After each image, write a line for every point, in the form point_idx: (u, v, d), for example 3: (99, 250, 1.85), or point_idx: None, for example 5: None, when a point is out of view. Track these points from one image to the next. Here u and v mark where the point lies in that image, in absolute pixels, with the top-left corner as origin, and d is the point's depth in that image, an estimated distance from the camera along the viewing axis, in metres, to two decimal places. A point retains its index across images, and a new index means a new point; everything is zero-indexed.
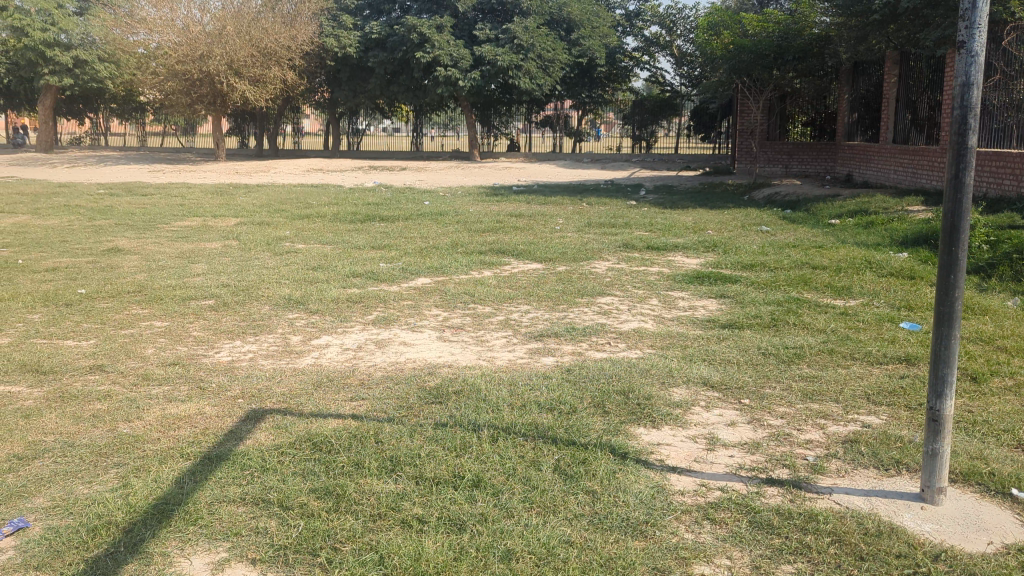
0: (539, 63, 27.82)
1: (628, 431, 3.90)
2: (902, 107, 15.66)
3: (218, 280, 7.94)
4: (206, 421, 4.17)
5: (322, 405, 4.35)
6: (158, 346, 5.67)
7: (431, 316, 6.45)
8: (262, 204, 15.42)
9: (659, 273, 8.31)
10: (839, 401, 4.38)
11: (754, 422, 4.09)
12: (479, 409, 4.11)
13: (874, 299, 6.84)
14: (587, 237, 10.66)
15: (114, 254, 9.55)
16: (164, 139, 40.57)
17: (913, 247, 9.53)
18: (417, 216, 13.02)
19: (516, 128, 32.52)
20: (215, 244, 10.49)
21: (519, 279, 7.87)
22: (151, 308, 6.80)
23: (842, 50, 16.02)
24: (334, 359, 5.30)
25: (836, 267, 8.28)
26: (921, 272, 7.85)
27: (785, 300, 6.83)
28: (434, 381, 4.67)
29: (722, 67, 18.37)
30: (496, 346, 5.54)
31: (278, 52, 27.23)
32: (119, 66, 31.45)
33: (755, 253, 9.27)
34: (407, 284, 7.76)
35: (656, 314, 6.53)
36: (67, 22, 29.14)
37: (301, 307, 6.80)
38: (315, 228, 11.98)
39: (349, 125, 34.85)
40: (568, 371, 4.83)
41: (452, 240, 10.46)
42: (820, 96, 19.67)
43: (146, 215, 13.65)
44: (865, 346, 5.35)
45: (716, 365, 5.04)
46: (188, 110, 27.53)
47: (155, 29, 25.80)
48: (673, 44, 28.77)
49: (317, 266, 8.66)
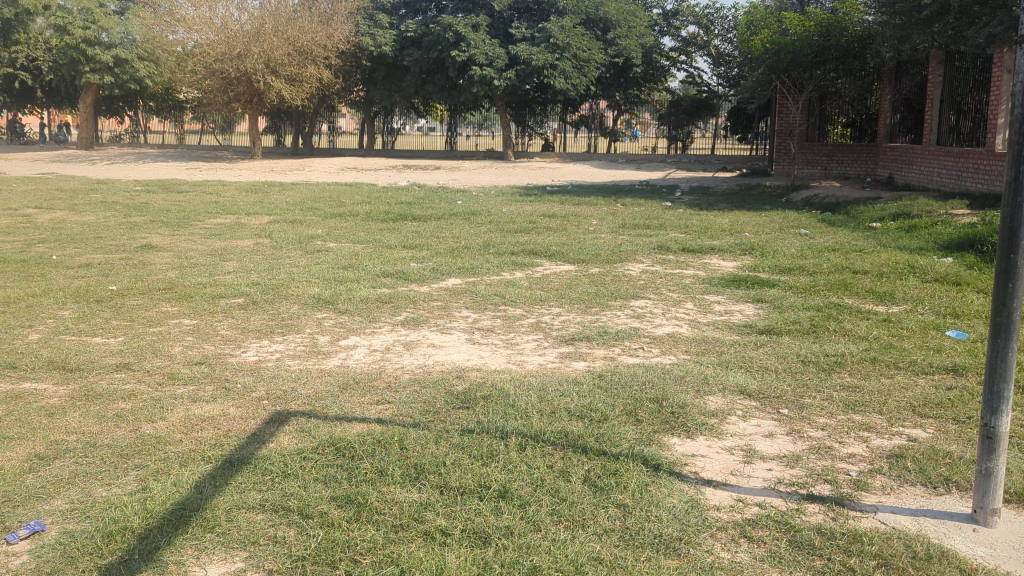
0: (574, 62, 27.65)
1: (660, 441, 3.74)
2: (947, 107, 15.21)
3: (248, 278, 7.94)
4: (229, 422, 4.12)
5: (346, 408, 4.26)
6: (186, 344, 5.66)
7: (461, 318, 6.35)
8: (296, 203, 15.50)
9: (694, 276, 8.12)
10: (883, 413, 4.16)
11: (793, 434, 3.90)
12: (506, 415, 3.99)
13: (919, 305, 6.57)
14: (620, 239, 10.49)
15: (147, 251, 9.62)
16: (202, 137, 41.13)
17: (959, 251, 9.20)
18: (449, 216, 12.96)
19: (551, 129, 32.35)
20: (248, 242, 10.53)
21: (551, 281, 7.74)
22: (181, 306, 6.81)
23: (884, 49, 15.63)
24: (361, 360, 5.22)
25: (879, 271, 8.01)
26: (969, 277, 7.55)
27: (826, 305, 6.60)
28: (460, 385, 4.56)
29: (760, 66, 18.04)
30: (526, 350, 5.41)
31: (314, 51, 27.42)
32: (159, 65, 31.91)
33: (793, 257, 9.03)
34: (437, 285, 7.68)
35: (691, 318, 6.35)
36: (108, 21, 29.67)
37: (330, 307, 6.76)
38: (347, 226, 11.98)
39: (383, 124, 34.97)
40: (600, 377, 4.69)
41: (484, 240, 10.36)
42: (861, 96, 19.23)
43: (181, 212, 13.77)
44: (910, 355, 5.12)
45: (753, 373, 4.86)
46: (225, 108, 27.83)
47: (194, 28, 26.15)
48: (711, 43, 28.40)
49: (348, 265, 8.62)
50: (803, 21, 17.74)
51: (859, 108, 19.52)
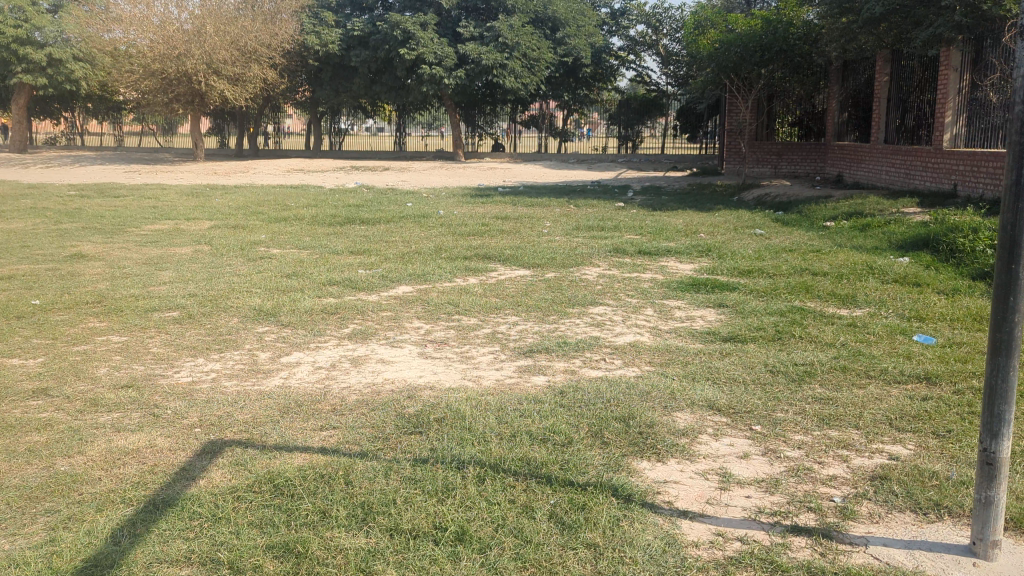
0: (524, 61, 27.44)
1: (629, 467, 3.47)
2: (894, 106, 15.38)
3: (184, 289, 7.44)
4: (156, 456, 3.70)
5: (287, 436, 3.89)
6: (112, 365, 5.18)
7: (413, 329, 6.01)
8: (240, 206, 14.89)
9: (653, 280, 7.90)
10: (860, 428, 3.98)
11: (769, 454, 3.68)
12: (462, 441, 3.68)
13: (882, 308, 6.46)
14: (575, 242, 10.25)
15: (77, 261, 9.00)
16: (142, 139, 39.77)
17: (914, 250, 9.21)
18: (400, 219, 12.56)
19: (501, 129, 32.08)
20: (186, 249, 10.00)
21: (506, 287, 7.43)
22: (110, 322, 6.30)
23: (832, 48, 15.74)
24: (305, 379, 4.85)
25: (838, 273, 7.91)
26: (926, 278, 7.51)
27: (788, 310, 6.44)
28: (413, 407, 4.23)
29: (709, 66, 18.05)
30: (482, 364, 5.10)
31: (258, 51, 26.64)
32: (95, 65, 30.69)
33: (751, 258, 8.89)
34: (387, 293, 7.32)
35: (653, 326, 6.11)
36: (41, 20, 28.41)
37: (272, 319, 6.33)
38: (293, 232, 11.48)
39: (331, 124, 34.30)
40: (561, 394, 4.40)
41: (436, 245, 10.00)
42: (808, 96, 19.41)
43: (116, 219, 13.07)
44: (880, 363, 4.96)
45: (721, 386, 4.63)
46: (164, 109, 26.82)
47: (131, 26, 25.12)
48: (660, 43, 28.50)
49: (292, 274, 8.19)
50: (750, 21, 17.83)
51: (804, 106, 19.71)
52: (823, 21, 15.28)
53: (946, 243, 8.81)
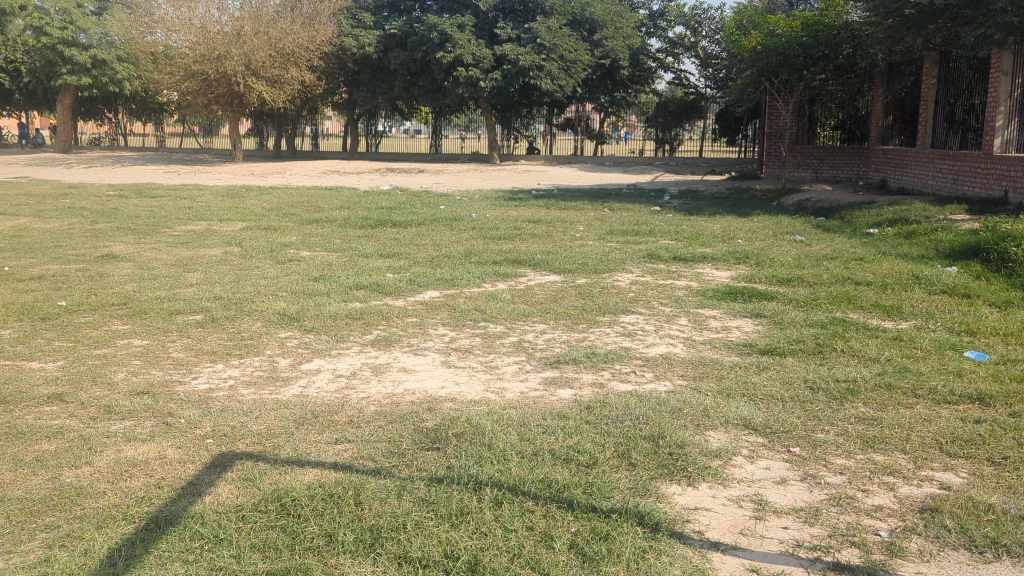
0: (561, 63, 27.25)
1: (656, 491, 3.25)
2: (942, 109, 14.86)
3: (210, 292, 7.38)
4: (164, 468, 3.58)
5: (299, 450, 3.74)
6: (130, 370, 5.09)
7: (437, 337, 5.84)
8: (273, 207, 14.93)
9: (688, 287, 7.63)
10: (907, 452, 3.70)
11: (809, 480, 3.42)
12: (480, 459, 3.49)
13: (930, 321, 6.12)
14: (608, 247, 10.00)
15: (107, 262, 9.04)
16: (182, 139, 40.42)
17: (962, 259, 8.82)
18: (431, 221, 12.44)
19: (537, 131, 31.91)
20: (216, 250, 9.99)
21: (535, 293, 7.24)
22: (133, 325, 6.24)
23: (876, 49, 15.26)
24: (323, 389, 4.70)
25: (883, 283, 7.56)
26: (977, 289, 7.15)
27: (830, 321, 6.14)
28: (432, 420, 4.05)
29: (749, 67, 17.64)
30: (506, 375, 4.91)
31: (297, 52, 26.76)
32: (138, 66, 31.18)
33: (791, 266, 8.57)
34: (413, 298, 7.18)
35: (686, 337, 5.86)
36: (86, 22, 28.96)
37: (295, 324, 6.21)
38: (323, 233, 11.44)
39: (367, 126, 34.48)
40: (588, 409, 4.19)
41: (465, 248, 9.85)
42: (850, 98, 18.90)
43: (150, 219, 13.16)
44: (929, 381, 4.65)
45: (757, 403, 4.37)
46: (204, 111, 27.12)
47: (172, 29, 25.46)
48: (698, 44, 28.08)
49: (319, 277, 8.09)
50: (791, 22, 17.41)
51: (847, 109, 19.18)
52: (867, 22, 14.84)
53: (998, 252, 8.42)
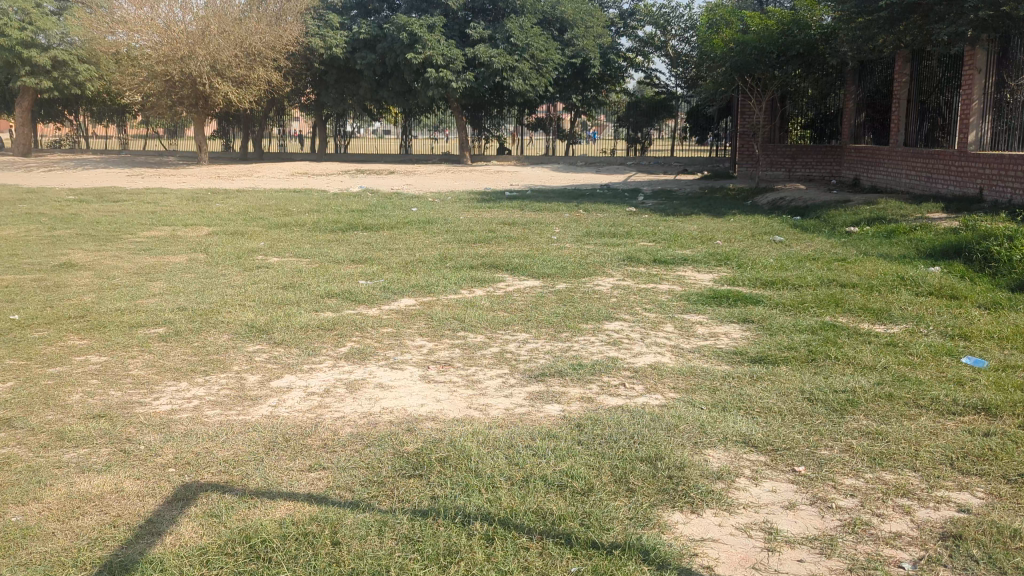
0: (533, 63, 27.05)
1: (658, 521, 3.03)
2: (914, 107, 14.86)
3: (175, 303, 7.01)
4: (121, 504, 3.25)
5: (270, 479, 3.44)
6: (86, 390, 4.73)
7: (415, 348, 5.57)
8: (240, 212, 14.51)
9: (670, 291, 7.43)
10: (917, 470, 3.51)
11: (819, 504, 3.22)
12: (468, 489, 3.24)
13: (921, 325, 5.99)
14: (586, 250, 9.79)
15: (64, 271, 8.63)
16: (146, 141, 39.55)
17: (943, 259, 8.73)
18: (404, 225, 12.18)
19: (508, 131, 31.63)
20: (180, 257, 9.61)
21: (515, 300, 6.98)
22: (92, 339, 5.87)
23: (849, 47, 15.23)
24: (295, 409, 4.39)
25: (868, 284, 7.43)
26: (964, 290, 7.04)
27: (820, 327, 5.95)
28: (412, 443, 3.77)
29: (722, 67, 17.53)
30: (490, 391, 4.63)
31: (264, 52, 26.23)
32: (100, 67, 30.45)
33: (773, 268, 8.41)
34: (388, 306, 6.89)
35: (674, 345, 5.64)
36: (45, 22, 28.19)
37: (264, 337, 5.88)
38: (293, 238, 11.10)
39: (336, 126, 33.99)
40: (579, 428, 3.94)
41: (440, 252, 9.57)
42: (822, 97, 18.92)
43: (112, 224, 12.68)
44: (930, 391, 4.48)
45: (755, 418, 4.15)
46: (168, 112, 26.47)
47: (134, 29, 24.84)
48: (669, 44, 28.04)
49: (288, 285, 7.77)
50: (764, 20, 17.34)
51: (817, 108, 19.19)
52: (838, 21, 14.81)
53: (980, 251, 8.34)
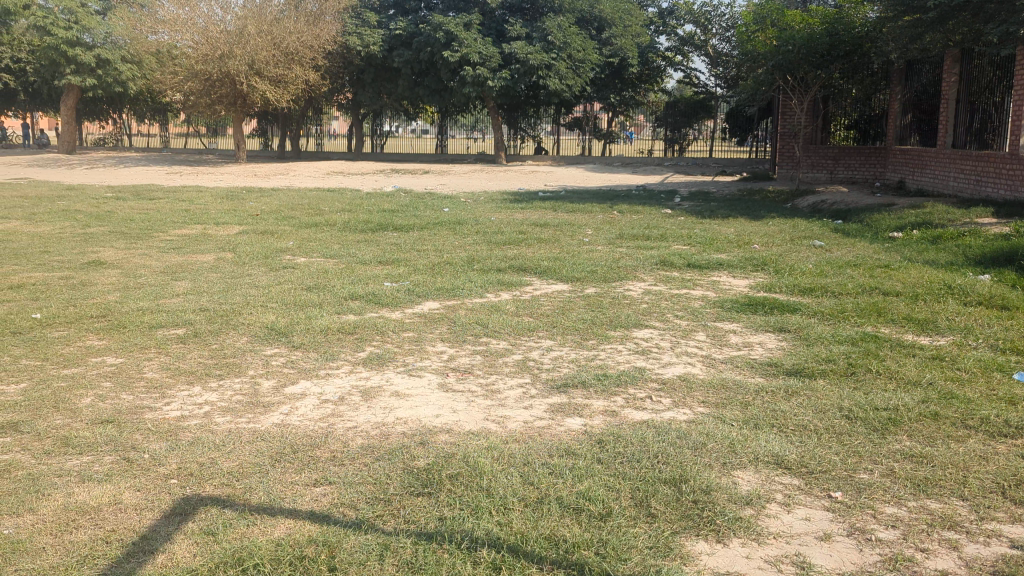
0: (570, 63, 26.84)
1: (680, 552, 2.81)
2: (964, 107, 14.30)
3: (197, 303, 6.96)
4: (117, 517, 3.13)
5: (273, 494, 3.28)
6: (98, 394, 4.64)
7: (435, 354, 5.40)
8: (272, 210, 14.49)
9: (703, 298, 7.17)
10: (965, 499, 3.24)
11: (857, 535, 2.97)
12: (478, 510, 3.06)
13: (970, 338, 5.64)
14: (617, 253, 9.55)
15: (92, 269, 8.65)
16: (187, 140, 40.11)
17: (994, 267, 8.31)
18: (434, 225, 12.04)
19: (544, 131, 31.39)
20: (208, 256, 9.57)
21: (542, 305, 6.78)
22: (110, 340, 5.80)
23: (896, 46, 14.73)
24: (307, 417, 4.25)
25: (913, 293, 7.08)
26: (1016, 300, 6.65)
27: (860, 338, 5.65)
28: (423, 458, 3.59)
29: (764, 66, 17.10)
30: (509, 402, 4.44)
31: (301, 52, 26.38)
32: (142, 66, 30.86)
33: (812, 274, 8.07)
34: (412, 310, 6.74)
35: (705, 355, 5.39)
36: (90, 21, 28.69)
37: (283, 340, 5.76)
38: (322, 238, 11.02)
39: (373, 126, 34.12)
40: (600, 444, 3.73)
41: (469, 254, 9.39)
42: (866, 97, 18.36)
43: (145, 222, 12.73)
44: (979, 410, 4.18)
45: (789, 437, 3.89)
46: (207, 111, 26.69)
47: (175, 29, 25.15)
48: (708, 43, 27.58)
49: (313, 286, 7.66)
50: (808, 18, 16.91)
51: (862, 109, 18.64)
52: (883, 19, 14.35)
53: None
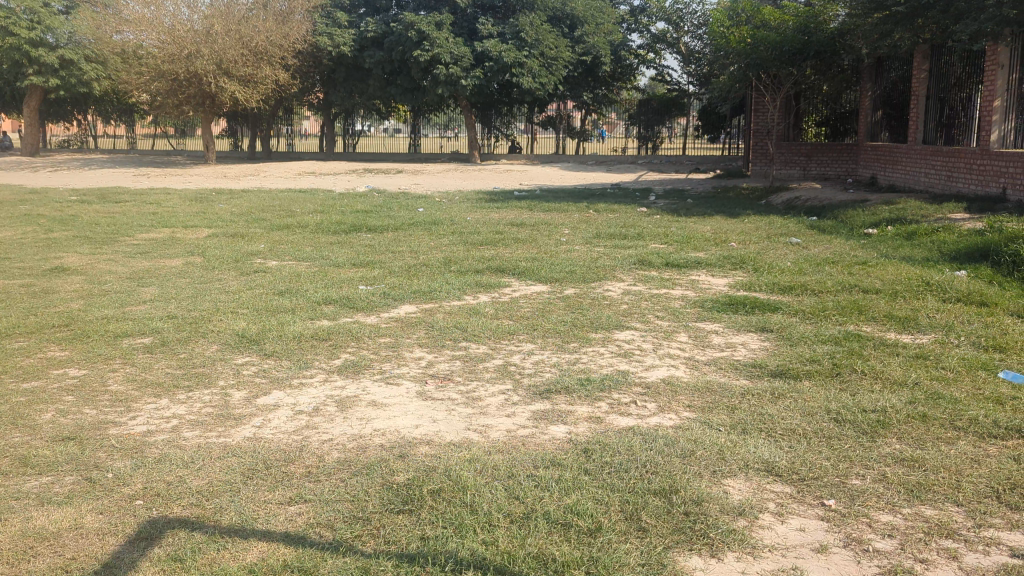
0: (542, 60, 26.74)
1: (674, 569, 2.70)
2: (934, 104, 14.42)
3: (165, 310, 6.73)
4: (79, 544, 2.95)
5: (244, 515, 3.12)
6: (59, 409, 4.42)
7: (413, 361, 5.24)
8: (243, 213, 14.20)
9: (683, 297, 7.09)
10: (960, 504, 3.17)
11: (854, 546, 2.88)
12: (462, 529, 2.93)
13: (952, 336, 5.61)
14: (595, 253, 9.45)
15: (55, 275, 8.37)
16: (155, 141, 39.42)
17: (970, 262, 8.33)
18: (409, 225, 11.86)
19: (517, 129, 31.27)
20: (176, 261, 9.32)
21: (521, 307, 6.65)
22: (73, 351, 5.57)
23: (867, 44, 14.81)
24: (280, 430, 4.08)
25: (893, 290, 7.05)
26: (994, 296, 6.66)
27: (843, 337, 5.59)
28: (403, 472, 3.44)
29: (737, 63, 17.11)
30: (491, 410, 4.30)
31: (270, 51, 25.97)
32: (107, 66, 30.19)
33: (791, 272, 8.03)
34: (388, 314, 6.58)
35: (688, 357, 5.30)
36: (53, 21, 28.04)
37: (254, 348, 5.56)
38: (294, 240, 10.81)
39: (345, 125, 33.77)
40: (586, 454, 3.60)
41: (445, 256, 9.23)
42: (838, 94, 18.47)
43: (111, 226, 12.41)
44: (967, 410, 4.12)
45: (778, 442, 3.80)
46: (175, 111, 26.18)
47: (141, 28, 24.64)
48: (681, 41, 27.66)
49: (285, 291, 7.45)
50: (781, 15, 16.97)
51: (833, 106, 18.76)
52: (854, 16, 14.42)
53: (1009, 254, 7.95)
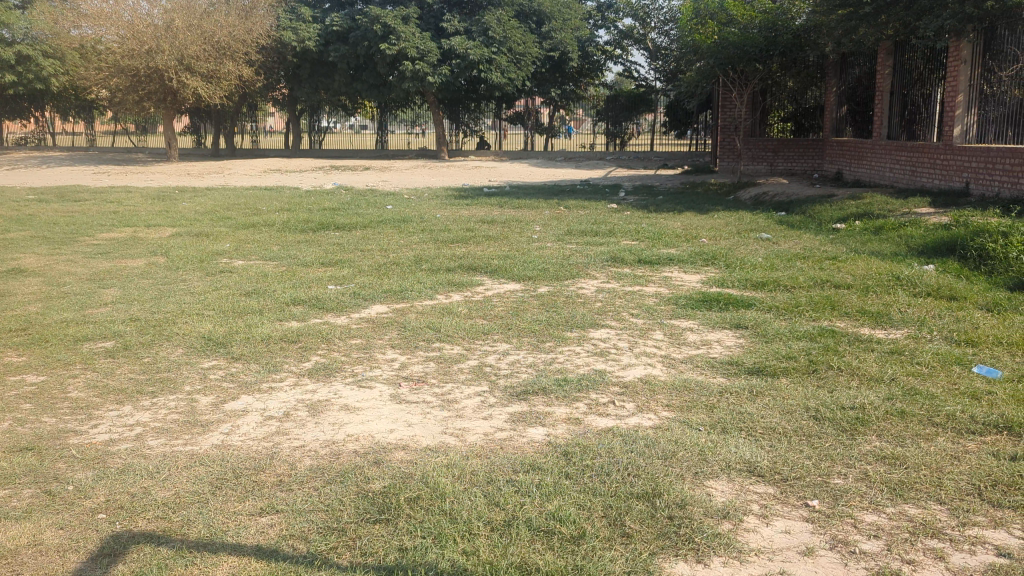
0: (510, 56, 26.63)
1: None
2: (897, 100, 14.59)
3: (127, 312, 6.53)
4: (37, 562, 2.80)
5: (213, 527, 2.99)
6: (16, 418, 4.23)
7: (385, 362, 5.13)
8: (207, 211, 13.92)
9: (657, 294, 7.05)
10: (943, 502, 3.15)
11: (840, 548, 2.84)
12: (441, 538, 2.84)
13: (923, 331, 5.64)
14: (567, 250, 9.39)
15: (11, 277, 8.09)
16: (115, 138, 38.56)
17: (937, 256, 8.42)
18: (378, 223, 11.69)
19: (485, 125, 31.11)
20: (139, 261, 9.07)
21: (494, 306, 6.56)
22: (31, 356, 5.36)
23: (831, 40, 14.94)
24: (249, 436, 3.95)
25: (863, 285, 7.09)
26: (964, 291, 6.72)
27: (817, 333, 5.58)
28: (379, 480, 3.33)
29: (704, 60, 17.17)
30: (466, 412, 4.21)
31: (233, 46, 25.49)
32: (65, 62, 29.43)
33: (763, 268, 8.03)
34: (358, 315, 6.44)
35: (664, 355, 5.25)
36: (8, 16, 27.28)
37: (222, 351, 5.40)
38: (260, 240, 10.60)
39: (311, 122, 33.33)
40: (566, 457, 3.53)
41: (416, 254, 9.10)
42: (803, 90, 18.64)
43: (71, 226, 12.06)
44: (944, 406, 4.12)
45: (759, 441, 3.76)
46: (135, 108, 25.57)
47: (100, 23, 24.06)
48: (648, 37, 27.76)
49: (251, 291, 7.27)
50: (747, 12, 17.08)
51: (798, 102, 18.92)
52: (818, 13, 14.54)
53: (975, 248, 8.05)
